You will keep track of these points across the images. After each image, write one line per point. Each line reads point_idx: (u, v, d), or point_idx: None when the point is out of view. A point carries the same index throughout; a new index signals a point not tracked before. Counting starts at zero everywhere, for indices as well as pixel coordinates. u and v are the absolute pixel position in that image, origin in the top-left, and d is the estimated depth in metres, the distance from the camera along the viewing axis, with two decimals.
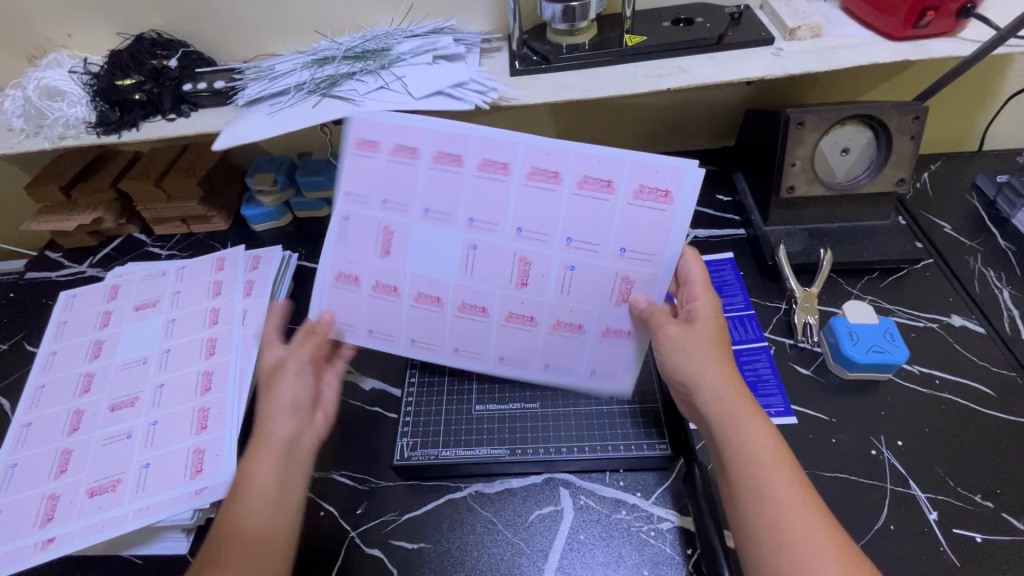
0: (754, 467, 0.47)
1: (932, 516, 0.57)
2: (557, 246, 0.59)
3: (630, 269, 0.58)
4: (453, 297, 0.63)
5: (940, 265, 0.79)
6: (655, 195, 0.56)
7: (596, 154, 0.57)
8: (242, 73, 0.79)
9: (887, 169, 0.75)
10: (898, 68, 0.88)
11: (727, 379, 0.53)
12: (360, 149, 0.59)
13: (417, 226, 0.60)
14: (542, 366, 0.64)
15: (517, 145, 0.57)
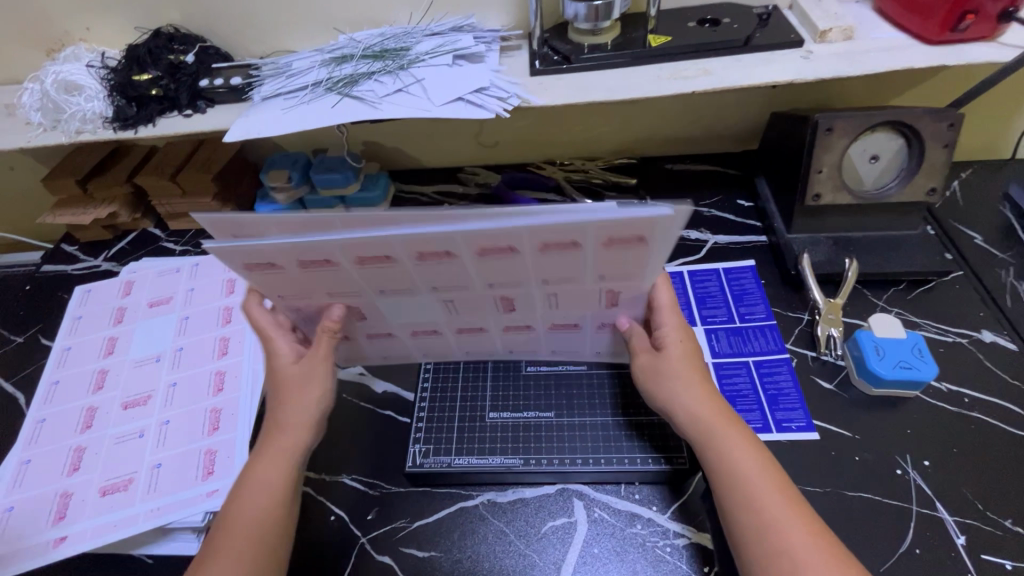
0: (747, 486, 0.48)
1: (959, 541, 0.55)
2: (535, 289, 0.54)
3: (615, 287, 0.53)
4: (449, 328, 0.61)
5: (970, 277, 0.77)
6: (626, 240, 0.47)
7: (543, 226, 0.45)
8: (259, 69, 0.78)
9: (917, 178, 0.73)
10: (929, 74, 0.85)
11: (705, 398, 0.53)
12: (258, 268, 0.51)
13: (381, 301, 0.56)
14: (550, 351, 0.65)
15: (449, 233, 0.47)
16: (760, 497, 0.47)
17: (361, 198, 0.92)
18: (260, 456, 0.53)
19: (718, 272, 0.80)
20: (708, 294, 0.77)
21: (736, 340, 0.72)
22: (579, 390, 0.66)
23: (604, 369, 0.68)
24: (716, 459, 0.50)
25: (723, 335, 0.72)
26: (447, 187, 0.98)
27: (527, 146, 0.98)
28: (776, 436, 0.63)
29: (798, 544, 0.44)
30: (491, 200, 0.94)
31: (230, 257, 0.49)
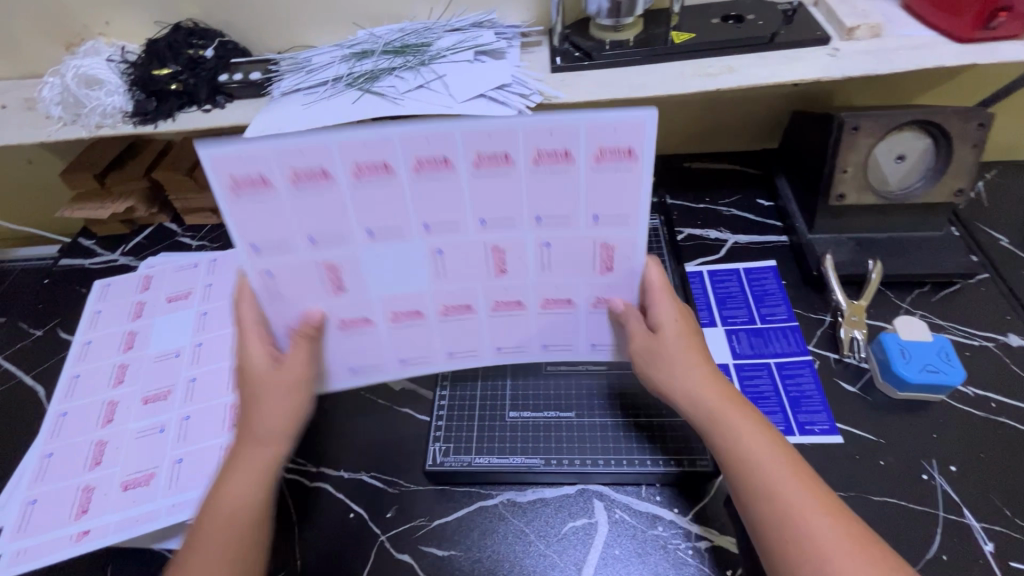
0: (759, 469, 0.48)
1: (987, 547, 0.54)
2: (529, 232, 0.51)
3: (608, 237, 0.51)
4: (432, 305, 0.56)
5: (996, 279, 0.75)
6: (617, 153, 0.47)
7: (539, 122, 0.45)
8: (278, 64, 0.78)
9: (945, 178, 0.72)
10: (955, 73, 0.84)
11: (707, 381, 0.53)
12: (246, 189, 0.47)
13: (364, 250, 0.51)
14: (541, 344, 0.60)
15: (449, 133, 0.46)
16: (772, 478, 0.47)
17: None
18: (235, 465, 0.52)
19: (739, 272, 0.79)
20: (728, 295, 0.76)
21: (757, 341, 0.71)
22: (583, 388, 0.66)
23: (624, 368, 0.67)
24: (724, 443, 0.50)
25: (744, 336, 0.72)
26: None
27: None
28: (799, 439, 0.62)
29: (812, 523, 0.44)
30: None
31: (218, 167, 0.46)
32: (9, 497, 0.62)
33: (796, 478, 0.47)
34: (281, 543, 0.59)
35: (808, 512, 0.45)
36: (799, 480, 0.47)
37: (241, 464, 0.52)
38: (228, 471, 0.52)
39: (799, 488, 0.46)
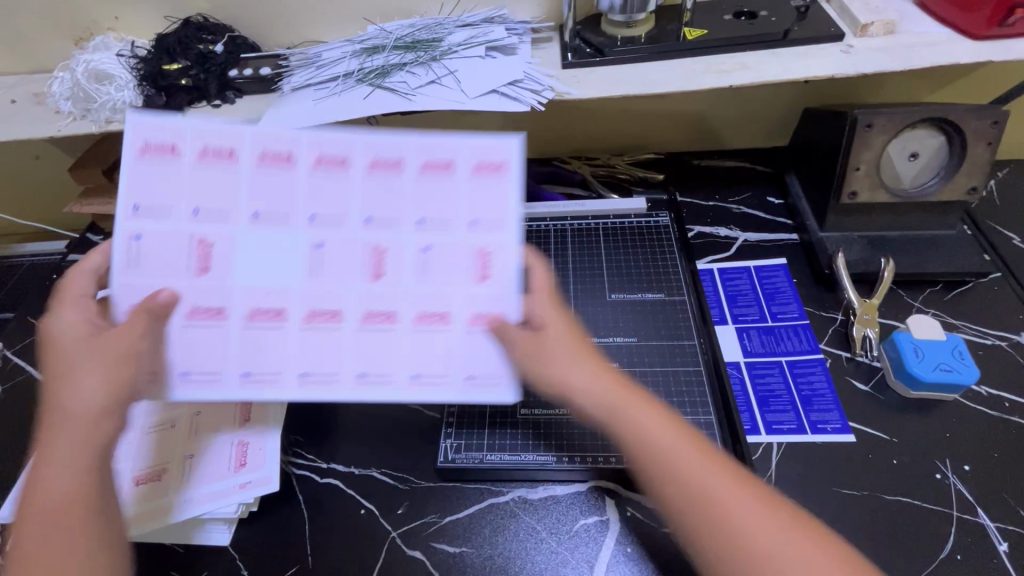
0: (679, 470, 0.42)
1: (1001, 547, 0.54)
2: (409, 235, 0.48)
3: (486, 242, 0.48)
4: (297, 307, 0.49)
5: (1009, 279, 0.75)
6: (491, 168, 0.48)
7: (430, 134, 0.47)
8: (288, 60, 0.77)
9: (958, 177, 0.71)
10: (967, 71, 0.83)
11: (600, 374, 0.46)
12: (152, 154, 0.47)
13: (241, 233, 0.48)
14: (412, 373, 0.49)
15: (349, 139, 0.48)
16: (691, 473, 0.41)
17: None
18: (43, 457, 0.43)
19: (749, 270, 0.79)
20: (739, 293, 0.76)
21: (768, 340, 0.71)
22: None
23: (635, 366, 0.66)
24: (633, 445, 0.44)
25: (755, 334, 0.71)
26: None
27: (552, 139, 0.97)
28: (811, 438, 0.62)
29: (745, 516, 0.40)
30: None
31: (138, 130, 0.47)
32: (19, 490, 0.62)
33: (708, 464, 0.42)
34: (292, 539, 0.59)
35: (732, 501, 0.40)
36: (718, 468, 0.42)
37: (47, 453, 0.43)
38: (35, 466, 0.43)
39: (724, 482, 0.41)
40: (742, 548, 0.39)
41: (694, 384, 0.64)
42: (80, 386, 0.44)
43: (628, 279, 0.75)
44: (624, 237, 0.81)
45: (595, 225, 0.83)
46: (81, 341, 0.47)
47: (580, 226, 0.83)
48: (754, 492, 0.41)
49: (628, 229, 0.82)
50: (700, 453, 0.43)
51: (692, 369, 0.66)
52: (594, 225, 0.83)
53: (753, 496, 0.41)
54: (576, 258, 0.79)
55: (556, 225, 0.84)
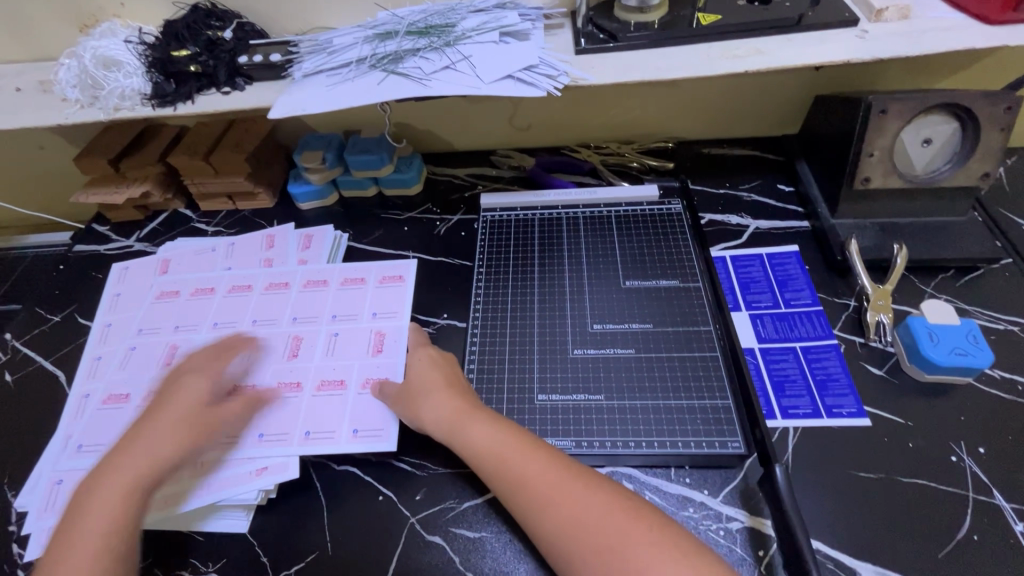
0: (500, 461, 0.53)
1: (1018, 528, 0.54)
2: (324, 326, 0.71)
3: (381, 327, 0.70)
4: (224, 385, 0.66)
5: (1019, 265, 0.75)
6: (392, 279, 0.76)
7: (349, 266, 0.77)
8: (298, 46, 0.77)
9: (971, 162, 0.71)
10: (976, 57, 0.83)
11: (446, 401, 0.59)
12: (163, 297, 0.77)
13: (202, 336, 0.71)
14: (304, 432, 0.62)
15: (294, 271, 0.77)
16: (513, 467, 0.52)
17: (394, 181, 0.92)
18: (110, 471, 0.54)
19: (761, 257, 0.79)
20: (752, 280, 0.76)
21: (782, 326, 0.71)
22: (611, 372, 0.65)
23: (651, 352, 0.66)
24: (464, 447, 0.56)
25: (769, 320, 0.71)
26: (480, 169, 0.97)
27: (561, 127, 0.96)
28: (827, 422, 0.62)
29: (545, 483, 0.51)
30: (525, 183, 0.93)
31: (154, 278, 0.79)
32: (36, 480, 0.62)
33: (529, 457, 0.53)
34: (311, 525, 0.59)
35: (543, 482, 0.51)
36: (531, 452, 0.53)
37: (115, 469, 0.54)
38: (100, 475, 0.54)
39: (535, 463, 0.52)
40: (539, 503, 0.50)
41: (710, 369, 0.64)
42: (163, 435, 0.57)
43: (641, 266, 0.75)
44: (635, 224, 0.81)
45: (606, 213, 0.83)
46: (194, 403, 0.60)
47: (592, 214, 0.83)
48: (559, 467, 0.52)
49: (640, 217, 0.82)
50: (517, 445, 0.54)
51: (708, 355, 0.66)
52: (606, 213, 0.83)
53: (552, 470, 0.52)
54: (588, 246, 0.79)
55: (567, 213, 0.84)
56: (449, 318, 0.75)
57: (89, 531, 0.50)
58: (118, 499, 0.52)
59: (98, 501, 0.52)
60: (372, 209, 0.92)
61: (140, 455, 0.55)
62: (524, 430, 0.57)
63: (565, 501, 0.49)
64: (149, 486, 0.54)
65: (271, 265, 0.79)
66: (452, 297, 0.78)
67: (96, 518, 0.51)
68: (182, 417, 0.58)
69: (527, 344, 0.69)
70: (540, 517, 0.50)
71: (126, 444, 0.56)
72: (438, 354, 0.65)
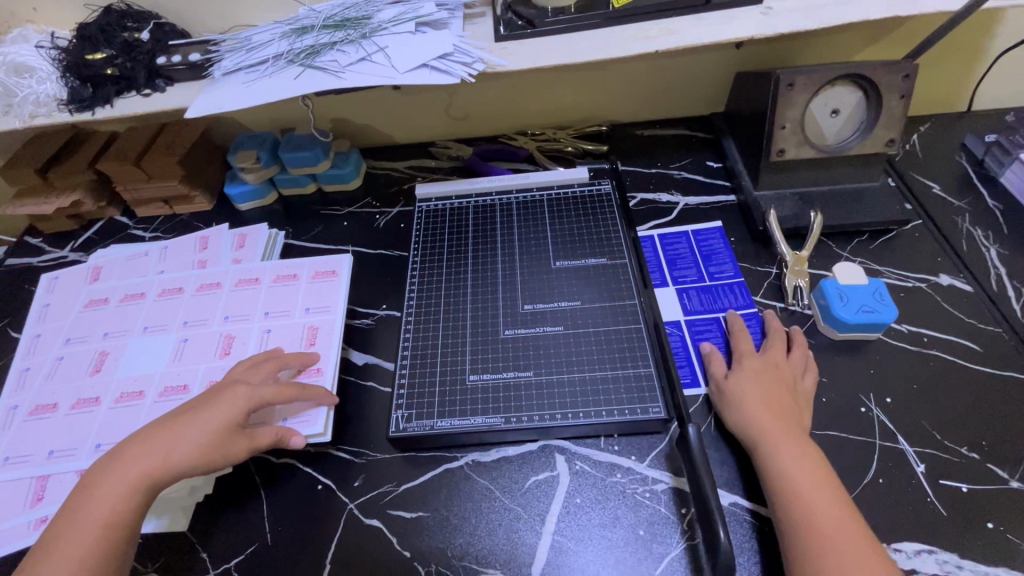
0: (800, 492, 0.51)
1: (919, 469, 0.58)
2: (257, 323, 0.70)
3: (315, 321, 0.70)
4: (155, 388, 0.66)
5: (929, 225, 0.79)
6: (325, 273, 0.75)
7: (281, 263, 0.77)
8: (218, 45, 0.76)
9: (877, 130, 0.74)
10: (887, 30, 0.87)
11: (768, 414, 0.57)
12: (92, 306, 0.76)
13: (132, 341, 0.71)
14: None
15: (225, 272, 0.77)
16: (811, 504, 0.50)
17: (332, 176, 0.92)
18: (144, 438, 0.55)
19: (687, 234, 0.80)
20: (677, 256, 0.78)
21: (706, 298, 0.72)
22: (553, 351, 0.67)
23: (580, 329, 0.69)
24: (766, 462, 0.54)
25: (694, 293, 0.73)
26: (419, 161, 0.97)
27: (496, 115, 0.97)
28: None
29: (835, 540, 0.48)
30: (463, 173, 0.95)
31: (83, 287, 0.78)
32: None
33: (830, 509, 0.50)
34: (251, 518, 0.60)
35: (830, 537, 0.48)
36: (837, 504, 0.50)
37: (154, 439, 0.54)
38: (141, 438, 0.55)
39: (834, 513, 0.50)
40: (813, 547, 0.48)
41: (635, 340, 0.67)
42: (187, 438, 0.54)
43: (573, 246, 0.78)
44: (567, 207, 0.83)
45: (539, 197, 0.85)
46: (230, 412, 0.56)
47: (526, 198, 0.85)
48: (863, 539, 0.48)
49: (572, 199, 0.84)
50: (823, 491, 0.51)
51: (632, 327, 0.68)
52: (539, 196, 0.85)
53: (843, 531, 0.48)
54: (522, 230, 0.80)
55: (502, 199, 0.85)
56: (387, 308, 0.77)
57: (91, 514, 0.50)
58: (122, 492, 0.52)
59: (121, 468, 0.53)
60: (312, 206, 0.93)
61: (178, 440, 0.54)
62: (839, 485, 0.52)
63: (844, 562, 0.47)
64: (162, 479, 0.53)
65: (204, 266, 0.79)
66: (391, 289, 0.79)
67: (96, 510, 0.51)
68: (211, 426, 0.55)
69: (461, 328, 0.70)
70: (807, 558, 0.48)
71: (182, 416, 0.56)
72: (787, 375, 0.62)
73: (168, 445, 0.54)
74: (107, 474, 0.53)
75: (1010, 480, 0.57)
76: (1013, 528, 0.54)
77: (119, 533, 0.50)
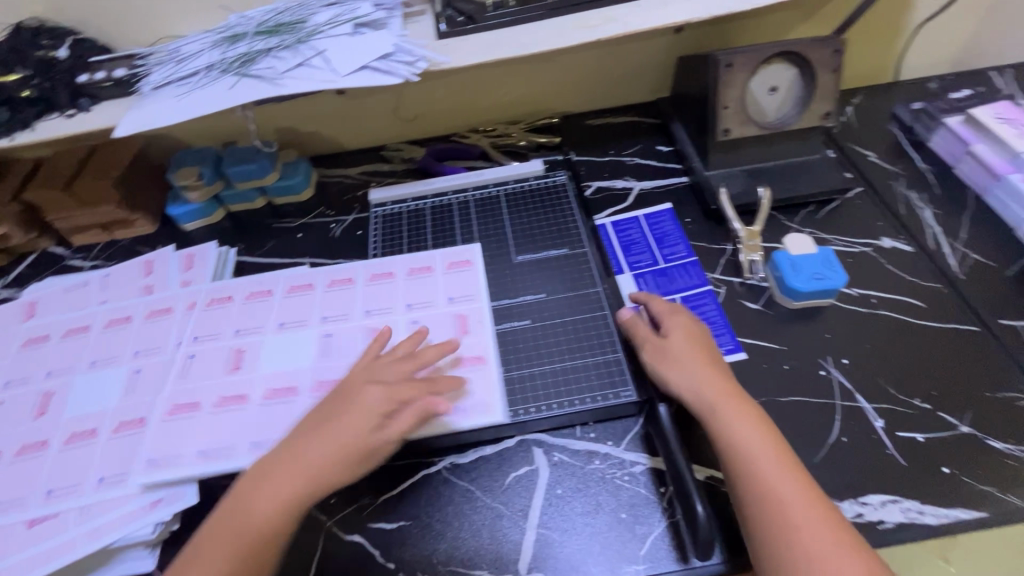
0: (755, 454, 0.51)
1: (878, 424, 0.61)
2: (402, 315, 0.69)
3: (461, 310, 0.69)
4: (108, 424, 0.65)
5: (869, 191, 0.83)
6: (459, 263, 0.74)
7: (236, 281, 0.76)
8: (145, 59, 0.72)
9: (813, 104, 0.77)
10: (813, 8, 0.91)
11: (712, 377, 0.57)
12: (31, 344, 0.73)
13: (80, 377, 0.69)
14: (196, 455, 0.61)
15: (176, 295, 0.76)
16: (763, 462, 0.51)
17: (281, 187, 0.89)
18: (298, 437, 0.55)
19: (639, 219, 0.82)
20: (632, 242, 0.79)
21: (662, 281, 0.74)
22: (524, 344, 0.68)
23: (546, 321, 0.69)
24: (717, 424, 0.54)
25: (650, 277, 0.74)
26: (372, 166, 0.96)
27: (446, 113, 0.96)
28: None
29: (791, 495, 0.49)
30: (418, 175, 0.93)
31: (20, 329, 0.75)
32: None
33: (781, 465, 0.51)
34: None
35: (786, 492, 0.49)
36: (786, 457, 0.51)
37: (308, 441, 0.54)
38: (303, 436, 0.55)
39: (783, 465, 0.51)
40: (773, 505, 0.49)
41: (601, 326, 0.68)
42: (334, 438, 0.54)
43: (531, 240, 0.78)
44: (522, 200, 0.83)
45: (495, 192, 0.85)
46: (344, 425, 0.55)
47: (482, 195, 0.85)
48: (813, 490, 0.50)
49: (527, 193, 0.84)
50: (772, 446, 0.52)
51: (597, 314, 0.70)
52: (495, 192, 0.85)
53: (799, 484, 0.50)
54: (479, 225, 0.80)
55: (458, 197, 0.85)
56: None
57: (255, 515, 0.51)
58: (284, 496, 0.52)
59: (283, 470, 0.53)
60: (264, 220, 0.89)
61: (324, 440, 0.54)
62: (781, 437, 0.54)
63: (802, 514, 0.48)
64: (311, 484, 0.52)
65: (152, 291, 0.77)
66: None
67: (260, 513, 0.51)
68: (333, 462, 0.53)
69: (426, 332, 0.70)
70: (768, 518, 0.48)
71: (337, 411, 0.56)
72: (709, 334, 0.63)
73: (316, 448, 0.53)
74: (269, 476, 0.53)
75: (959, 425, 0.60)
76: (966, 471, 0.57)
77: (279, 536, 0.51)
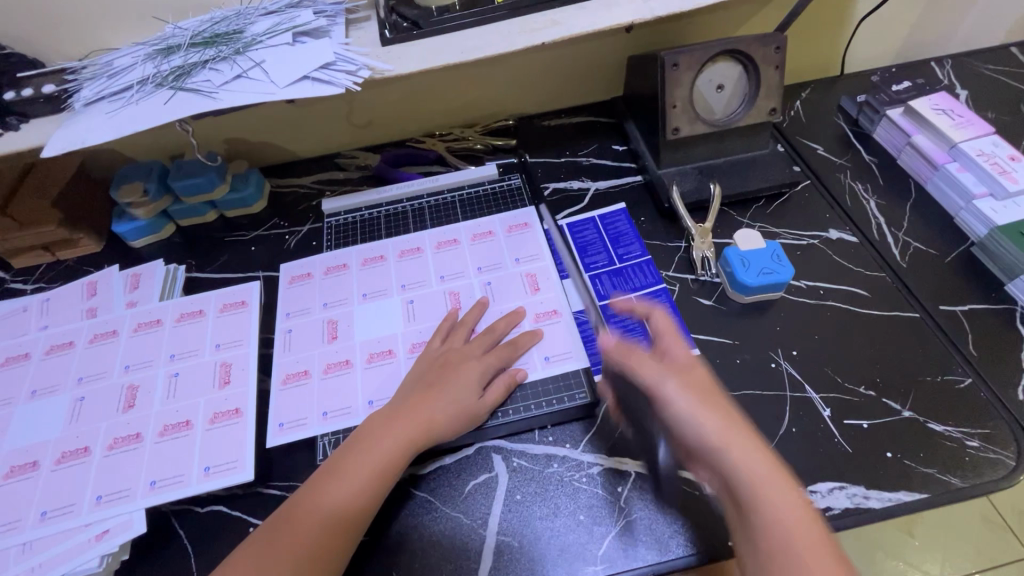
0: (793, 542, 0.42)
1: (826, 413, 0.63)
2: (475, 278, 0.74)
3: (530, 270, 0.74)
4: (51, 455, 0.63)
5: (817, 184, 0.85)
6: (518, 224, 0.80)
7: (184, 300, 0.75)
8: (76, 73, 0.70)
9: (758, 101, 0.79)
10: (758, 5, 0.92)
11: (744, 437, 0.48)
12: None
13: (20, 408, 0.67)
14: (148, 482, 0.60)
15: (122, 317, 0.74)
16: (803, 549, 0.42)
17: (232, 200, 0.87)
18: (411, 399, 0.60)
19: (594, 220, 0.82)
20: (588, 243, 0.79)
21: (618, 281, 0.75)
22: None
23: None
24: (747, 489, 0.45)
25: (606, 278, 0.75)
26: (326, 175, 0.94)
27: (401, 119, 0.95)
28: None
29: None
30: (373, 182, 0.92)
31: None
32: None
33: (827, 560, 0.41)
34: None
35: None
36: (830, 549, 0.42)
37: (417, 404, 0.59)
38: (413, 398, 0.60)
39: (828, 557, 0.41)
40: None
41: (555, 329, 0.69)
42: (443, 405, 0.59)
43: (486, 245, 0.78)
44: (477, 205, 0.83)
45: (450, 198, 0.85)
46: (452, 393, 0.60)
47: (436, 201, 0.84)
48: None
49: (481, 197, 0.84)
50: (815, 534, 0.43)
51: (552, 317, 0.70)
52: (450, 198, 0.85)
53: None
54: (434, 233, 0.80)
55: (413, 205, 0.85)
56: None
57: (365, 464, 0.55)
58: (396, 449, 0.56)
59: (389, 430, 0.57)
60: (215, 233, 0.87)
61: (434, 409, 0.59)
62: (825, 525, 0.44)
63: None
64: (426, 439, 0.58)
65: (95, 314, 0.75)
66: None
67: (372, 462, 0.55)
68: (444, 429, 0.59)
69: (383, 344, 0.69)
70: None
71: (434, 383, 0.61)
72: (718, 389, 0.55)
73: (427, 412, 0.59)
74: (376, 433, 0.57)
75: (902, 410, 0.62)
76: (908, 454, 0.59)
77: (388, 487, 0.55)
